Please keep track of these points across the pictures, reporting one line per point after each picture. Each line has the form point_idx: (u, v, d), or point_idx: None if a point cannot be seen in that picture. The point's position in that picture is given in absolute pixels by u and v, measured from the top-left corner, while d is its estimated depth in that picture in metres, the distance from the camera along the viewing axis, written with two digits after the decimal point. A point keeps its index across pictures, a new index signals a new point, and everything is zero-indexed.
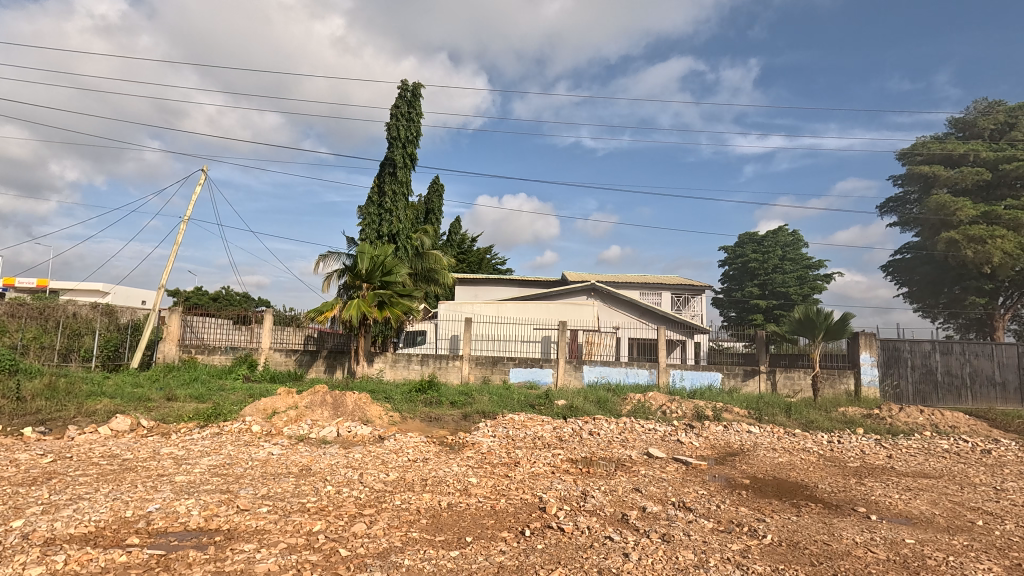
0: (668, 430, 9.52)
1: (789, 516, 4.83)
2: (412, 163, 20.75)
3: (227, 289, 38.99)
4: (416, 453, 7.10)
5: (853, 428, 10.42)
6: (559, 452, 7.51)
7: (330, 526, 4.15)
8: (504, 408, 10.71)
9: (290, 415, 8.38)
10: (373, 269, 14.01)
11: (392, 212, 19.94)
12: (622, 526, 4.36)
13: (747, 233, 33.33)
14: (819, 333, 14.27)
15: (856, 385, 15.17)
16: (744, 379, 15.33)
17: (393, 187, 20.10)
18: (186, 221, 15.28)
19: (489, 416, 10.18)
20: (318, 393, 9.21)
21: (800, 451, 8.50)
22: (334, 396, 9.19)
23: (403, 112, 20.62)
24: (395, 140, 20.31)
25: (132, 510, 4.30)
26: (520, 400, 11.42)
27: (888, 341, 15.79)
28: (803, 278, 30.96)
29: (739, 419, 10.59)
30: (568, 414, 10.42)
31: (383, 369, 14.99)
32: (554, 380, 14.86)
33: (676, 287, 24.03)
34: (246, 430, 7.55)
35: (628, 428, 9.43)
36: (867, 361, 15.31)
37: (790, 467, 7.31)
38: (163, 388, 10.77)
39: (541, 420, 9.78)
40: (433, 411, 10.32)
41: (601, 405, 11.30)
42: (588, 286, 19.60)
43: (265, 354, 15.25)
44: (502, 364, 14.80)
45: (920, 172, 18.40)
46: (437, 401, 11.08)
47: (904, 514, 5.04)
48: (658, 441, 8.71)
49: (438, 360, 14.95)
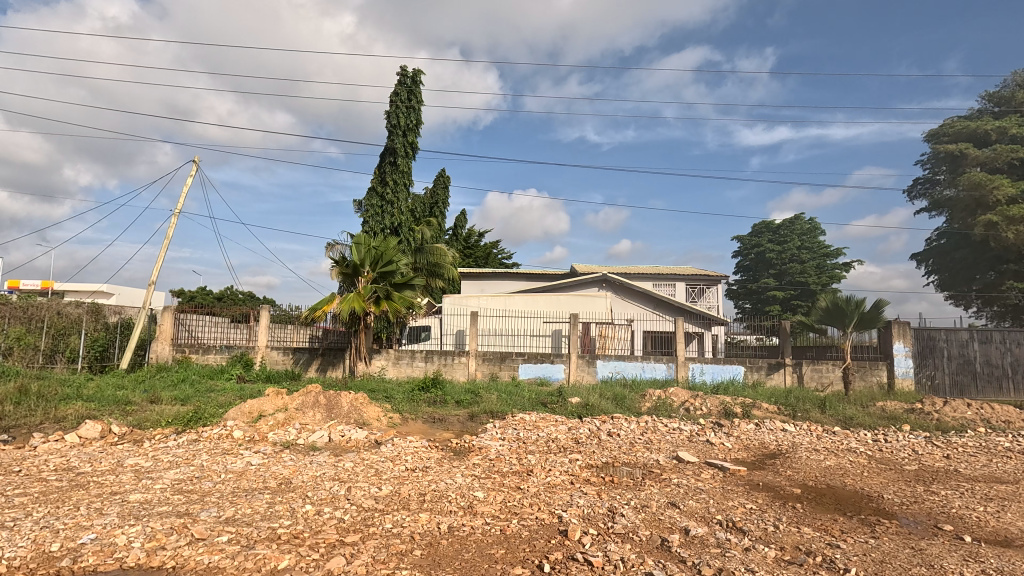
0: (695, 429, 8.65)
1: (865, 539, 3.96)
2: (413, 153, 19.94)
3: (232, 288, 38.46)
4: (415, 461, 6.28)
5: (898, 425, 9.47)
6: (577, 457, 6.66)
7: (301, 561, 3.34)
8: (514, 407, 9.88)
9: (277, 417, 7.57)
10: (370, 259, 13.31)
11: (393, 204, 19.21)
12: (664, 557, 3.51)
13: (762, 222, 32.23)
14: (849, 322, 13.33)
15: (890, 377, 14.18)
16: (768, 372, 14.36)
17: (394, 176, 19.34)
18: (176, 214, 14.71)
19: (498, 416, 9.34)
20: (310, 394, 8.44)
21: (846, 453, 7.62)
22: (328, 397, 8.40)
23: (403, 99, 19.80)
24: (395, 128, 19.51)
25: (59, 542, 3.50)
26: (531, 398, 10.60)
27: (922, 330, 14.78)
28: (822, 266, 29.86)
29: (770, 417, 9.68)
30: (584, 413, 9.55)
31: (386, 367, 14.26)
32: (566, 376, 14.02)
33: (691, 277, 23.08)
34: (227, 437, 6.78)
35: (650, 428, 8.56)
36: (900, 351, 14.31)
37: (842, 472, 6.41)
38: (148, 390, 10.07)
39: (555, 420, 8.93)
40: (437, 411, 9.52)
41: (619, 402, 10.45)
42: (599, 277, 18.72)
43: (262, 353, 14.62)
44: (511, 360, 13.99)
45: (947, 152, 17.24)
46: (442, 401, 10.25)
47: (1002, 534, 4.14)
48: (685, 442, 7.84)
49: (443, 357, 14.15)
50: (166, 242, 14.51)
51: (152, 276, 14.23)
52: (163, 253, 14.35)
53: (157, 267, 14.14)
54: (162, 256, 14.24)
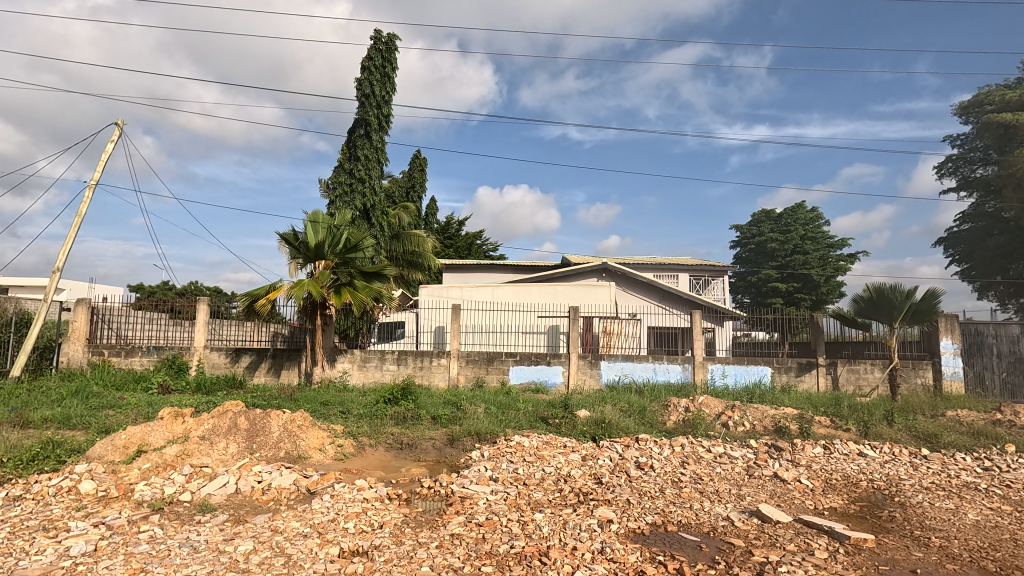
0: (750, 458, 6.53)
1: None
2: (387, 126, 17.45)
3: (195, 284, 35.35)
4: (359, 534, 3.97)
5: (1000, 445, 7.38)
6: (609, 517, 4.43)
7: None
8: (507, 427, 7.58)
9: (163, 455, 5.13)
10: (330, 242, 10.89)
11: (365, 182, 16.79)
12: None
13: (763, 211, 30.44)
14: (898, 316, 11.30)
15: (936, 379, 12.33)
16: (798, 374, 12.36)
17: (365, 151, 16.87)
18: (92, 187, 12.13)
19: (486, 440, 7.04)
20: (225, 416, 6.08)
21: (973, 493, 5.46)
22: (252, 420, 6.08)
23: (377, 65, 17.23)
24: (367, 97, 17.04)
25: None
26: (526, 411, 8.36)
27: (968, 324, 12.99)
28: (826, 257, 28.08)
29: (837, 436, 7.55)
30: (598, 433, 7.33)
31: (349, 371, 11.90)
32: (565, 381, 11.82)
33: (693, 268, 21.15)
34: (67, 493, 4.34)
35: (691, 458, 6.45)
36: (948, 349, 12.44)
37: (1010, 536, 4.26)
38: (17, 407, 7.52)
39: (563, 445, 6.73)
40: (406, 433, 7.20)
41: (640, 418, 8.28)
42: (599, 266, 16.51)
43: (199, 355, 12.10)
44: (500, 362, 11.78)
45: (1000, 122, 15.36)
46: (413, 417, 7.94)
47: None
48: (746, 480, 5.69)
49: (419, 359, 11.83)
50: (78, 221, 11.94)
51: (59, 262, 11.62)
52: (74, 233, 11.76)
53: (63, 250, 11.54)
54: (72, 237, 11.69)
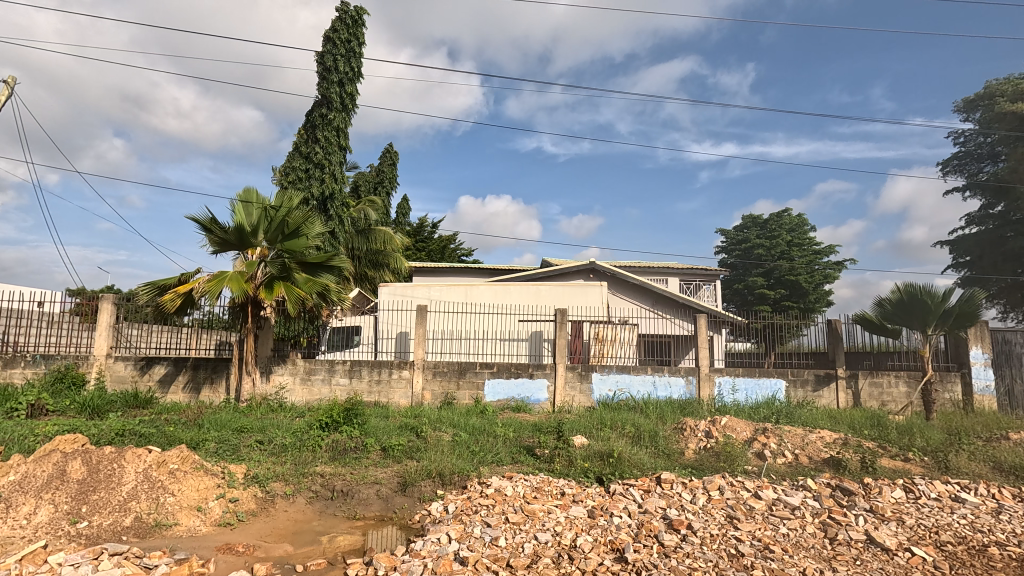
0: (817, 507, 4.72)
1: None
2: (351, 107, 15.35)
3: None
4: None
5: None
6: None
7: None
8: (482, 463, 5.63)
9: None
10: (266, 226, 8.80)
11: (322, 166, 14.68)
12: None
13: (749, 216, 29.40)
14: (932, 322, 9.80)
15: (965, 393, 10.93)
16: (817, 388, 10.74)
17: (324, 133, 14.76)
18: None
19: (453, 484, 5.06)
20: (49, 459, 3.98)
21: None
22: (94, 464, 4.00)
23: (342, 39, 15.14)
24: (329, 74, 14.95)
25: None
26: (506, 438, 6.43)
27: (997, 332, 11.60)
28: (814, 264, 27.03)
29: (911, 473, 5.81)
30: (603, 471, 5.44)
31: (288, 386, 9.75)
32: (550, 396, 9.92)
33: (683, 272, 19.68)
34: None
35: (738, 510, 4.61)
36: (978, 359, 11.04)
37: None
38: None
39: (560, 493, 4.82)
40: (343, 471, 5.19)
41: (652, 447, 6.46)
42: (587, 265, 14.76)
43: (99, 365, 9.76)
44: (472, 373, 9.82)
45: (1015, 112, 14.37)
46: (357, 447, 5.93)
47: None
48: (835, 554, 3.86)
49: (375, 371, 9.77)
50: None
51: None
52: None
53: None
54: None
